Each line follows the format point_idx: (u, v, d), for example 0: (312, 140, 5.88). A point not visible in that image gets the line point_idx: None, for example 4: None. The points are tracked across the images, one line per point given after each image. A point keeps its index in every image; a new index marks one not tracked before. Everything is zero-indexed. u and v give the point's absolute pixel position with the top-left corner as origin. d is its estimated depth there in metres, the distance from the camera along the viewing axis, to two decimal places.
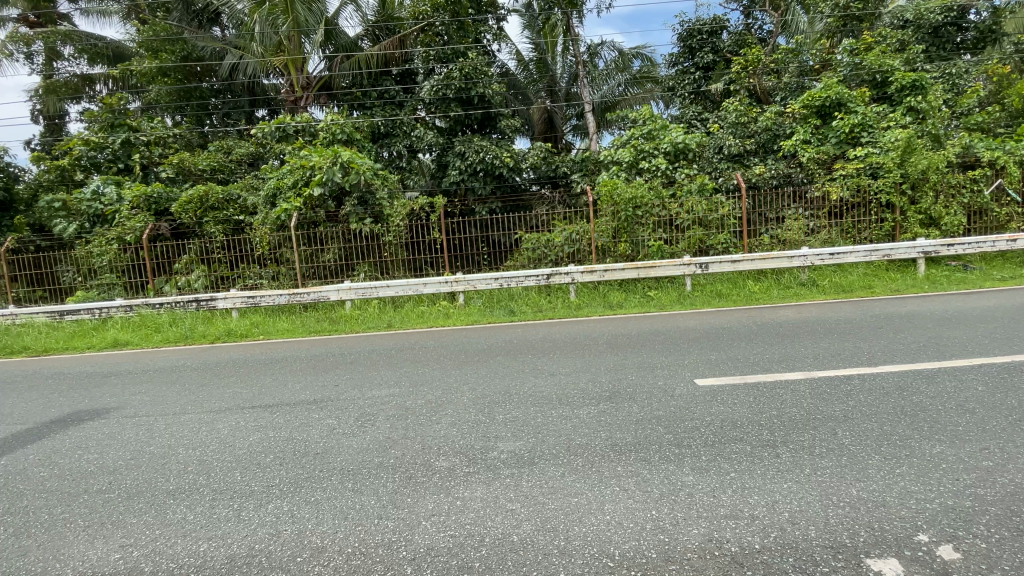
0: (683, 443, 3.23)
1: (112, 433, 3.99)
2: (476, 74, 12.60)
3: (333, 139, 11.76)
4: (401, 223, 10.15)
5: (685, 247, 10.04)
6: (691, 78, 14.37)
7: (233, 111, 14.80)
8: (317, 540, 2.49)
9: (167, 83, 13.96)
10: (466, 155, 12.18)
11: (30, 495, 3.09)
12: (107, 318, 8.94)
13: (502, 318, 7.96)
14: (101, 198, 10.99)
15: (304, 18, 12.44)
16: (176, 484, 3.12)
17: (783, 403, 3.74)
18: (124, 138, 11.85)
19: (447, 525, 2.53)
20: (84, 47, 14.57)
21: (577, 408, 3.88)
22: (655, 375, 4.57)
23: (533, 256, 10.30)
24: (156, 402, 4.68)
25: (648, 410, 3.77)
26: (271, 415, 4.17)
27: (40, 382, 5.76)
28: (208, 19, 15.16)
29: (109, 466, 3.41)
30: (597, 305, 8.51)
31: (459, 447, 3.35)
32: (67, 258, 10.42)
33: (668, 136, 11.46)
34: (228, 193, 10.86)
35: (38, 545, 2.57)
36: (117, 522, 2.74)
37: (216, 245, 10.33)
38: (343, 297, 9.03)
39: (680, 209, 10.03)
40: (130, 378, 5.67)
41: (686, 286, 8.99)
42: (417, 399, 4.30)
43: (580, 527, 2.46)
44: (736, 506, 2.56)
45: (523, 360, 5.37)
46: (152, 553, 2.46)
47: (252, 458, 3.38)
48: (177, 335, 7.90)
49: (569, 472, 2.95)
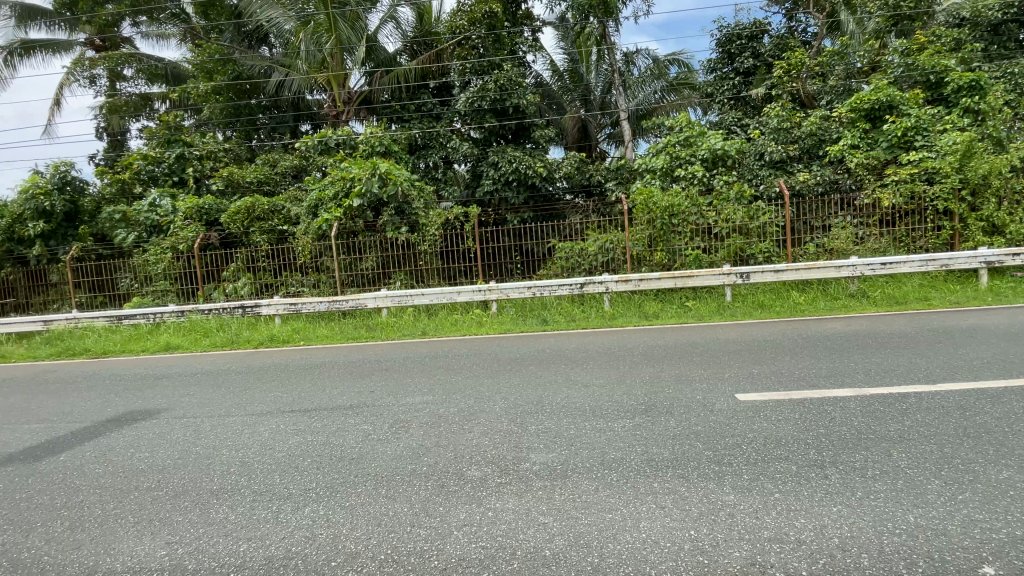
0: (724, 460, 3.11)
1: (162, 433, 4.19)
2: (511, 86, 12.77)
3: (372, 152, 12.19)
4: (436, 232, 10.38)
5: (724, 256, 9.80)
6: (729, 84, 14.02)
7: (279, 126, 15.52)
8: (351, 545, 2.51)
9: (219, 101, 14.63)
10: (499, 166, 12.36)
11: (86, 491, 3.25)
12: (160, 323, 9.40)
13: (534, 328, 7.92)
14: (157, 209, 11.68)
15: (347, 36, 12.86)
16: (219, 484, 3.23)
17: (831, 421, 3.55)
18: (179, 153, 12.65)
19: (478, 536, 2.51)
20: (144, 67, 15.62)
21: (612, 421, 3.80)
22: (692, 389, 4.42)
23: (567, 264, 10.28)
24: (203, 404, 4.89)
25: (687, 425, 3.65)
26: (309, 419, 4.29)
27: (97, 383, 6.09)
28: (257, 39, 16.00)
29: (157, 465, 3.56)
30: (632, 315, 8.38)
31: (491, 456, 3.34)
32: (125, 267, 10.97)
33: (705, 143, 11.27)
34: (273, 204, 11.36)
35: (91, 540, 2.69)
36: (164, 520, 2.85)
37: (261, 253, 10.70)
38: (380, 305, 9.22)
39: (718, 217, 9.84)
40: (179, 381, 5.92)
41: (726, 297, 8.78)
42: (449, 407, 4.32)
43: (614, 544, 2.40)
44: (780, 529, 2.43)
45: (556, 370, 5.34)
46: (196, 552, 2.54)
47: (291, 461, 3.47)
48: (224, 340, 8.23)
49: (603, 487, 2.89)
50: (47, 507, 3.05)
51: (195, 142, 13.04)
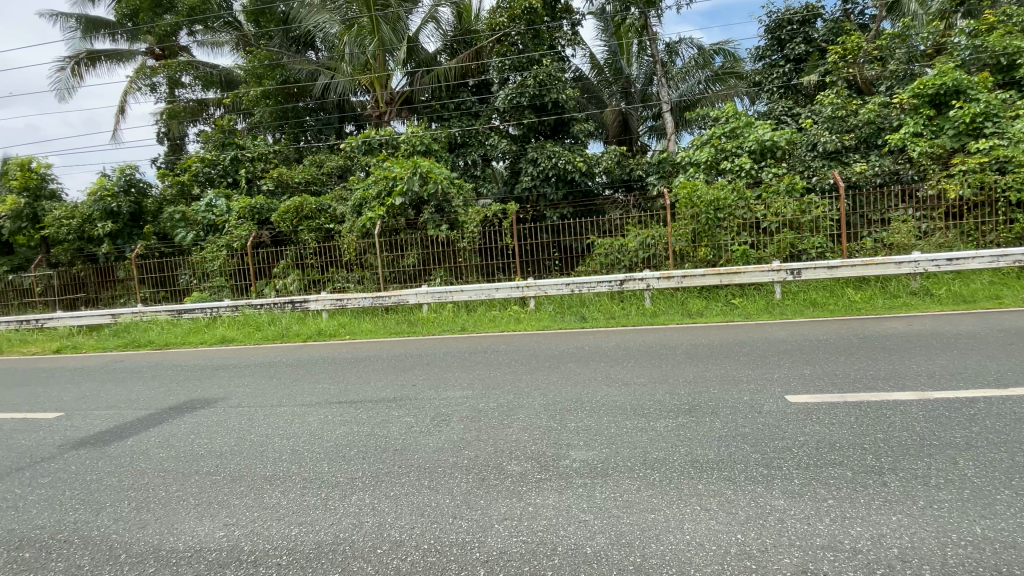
0: (773, 463, 3.00)
1: (219, 421, 4.43)
2: (550, 81, 12.73)
3: (413, 151, 12.43)
4: (475, 229, 10.49)
5: (774, 252, 9.43)
6: (779, 71, 13.42)
7: (325, 128, 16.06)
8: (395, 534, 2.59)
9: (269, 105, 15.22)
10: (538, 162, 12.33)
11: (152, 474, 3.49)
12: (217, 317, 9.95)
13: (573, 325, 7.88)
14: (213, 209, 12.34)
15: (389, 37, 13.13)
16: (272, 471, 3.39)
17: (890, 426, 3.36)
18: (233, 156, 13.31)
19: (519, 530, 2.53)
20: (200, 74, 16.48)
21: (654, 420, 3.74)
22: (739, 390, 4.28)
23: (606, 261, 10.17)
24: (256, 394, 5.15)
25: (733, 426, 3.54)
26: (355, 410, 4.43)
27: (160, 372, 6.52)
28: (303, 44, 16.56)
29: (215, 451, 3.78)
30: (674, 312, 8.20)
31: (531, 452, 3.35)
32: (185, 264, 11.64)
33: (753, 134, 10.89)
34: (320, 203, 11.76)
35: (156, 520, 2.89)
36: (222, 503, 3.02)
37: (309, 251, 11.14)
38: (421, 301, 9.42)
39: (766, 211, 9.49)
40: (233, 372, 6.24)
41: (776, 294, 8.45)
42: (489, 402, 4.36)
43: (657, 545, 2.36)
44: (834, 537, 2.33)
45: (596, 367, 5.29)
46: (252, 534, 2.68)
47: (338, 451, 3.61)
48: (275, 333, 8.63)
49: (645, 486, 2.85)
50: (116, 488, 3.29)
51: (247, 144, 13.68)
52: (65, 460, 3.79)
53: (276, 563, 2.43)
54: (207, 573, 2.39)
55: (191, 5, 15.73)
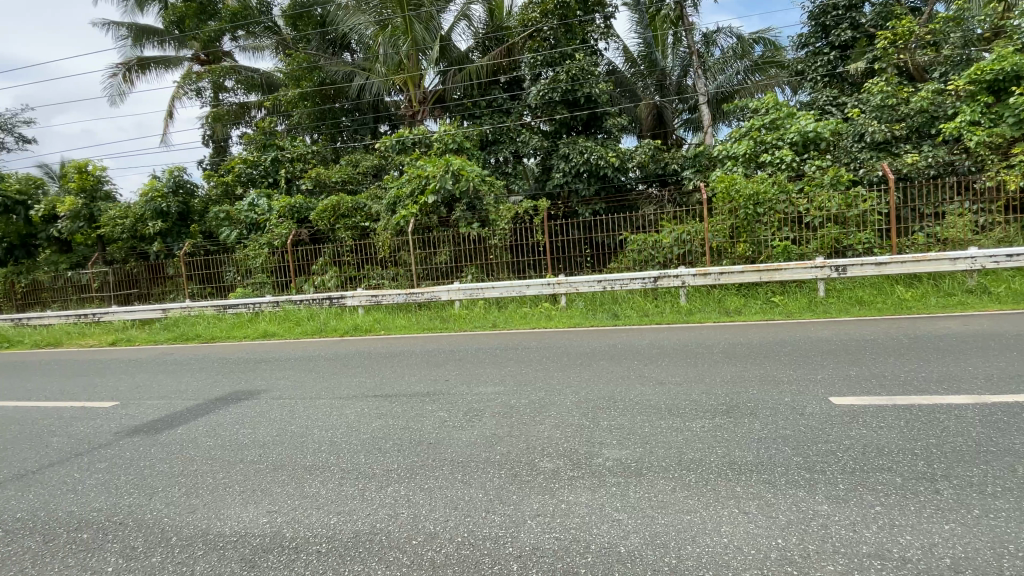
0: (816, 467, 2.90)
1: (262, 412, 4.62)
2: (583, 76, 12.63)
3: (445, 149, 12.55)
4: (506, 226, 10.52)
5: (817, 248, 9.07)
6: (824, 59, 12.85)
7: (360, 128, 16.45)
8: (429, 526, 2.63)
9: (306, 107, 15.61)
10: (570, 158, 12.24)
11: (200, 461, 3.66)
12: (259, 312, 10.36)
13: (606, 322, 7.80)
14: (255, 209, 12.81)
15: (423, 37, 13.27)
16: (312, 461, 3.51)
17: (944, 431, 3.18)
18: (274, 156, 13.78)
19: (552, 527, 2.54)
20: (242, 79, 17.07)
21: (690, 420, 3.66)
22: (779, 390, 4.14)
23: (640, 258, 10.01)
24: (296, 386, 5.33)
25: (773, 428, 3.44)
26: (391, 404, 4.53)
27: (207, 365, 6.84)
28: (340, 46, 16.97)
29: (258, 441, 3.94)
30: (711, 310, 8.01)
31: (563, 449, 3.35)
32: (229, 261, 12.15)
33: (795, 125, 10.50)
34: (356, 202, 12.02)
35: (203, 505, 3.03)
36: (265, 490, 3.15)
37: (346, 249, 11.46)
38: (453, 297, 9.53)
39: (809, 205, 9.13)
40: (275, 365, 6.48)
41: (819, 292, 8.13)
42: (521, 399, 4.38)
43: (692, 547, 2.32)
44: (881, 545, 2.23)
45: (629, 366, 5.22)
46: (293, 521, 2.78)
47: (374, 443, 3.70)
48: (314, 328, 8.91)
49: (680, 487, 2.80)
50: (167, 474, 3.48)
51: (287, 145, 14.12)
52: (121, 447, 4.03)
53: (316, 550, 2.52)
54: (251, 558, 2.50)
55: (234, 11, 16.43)
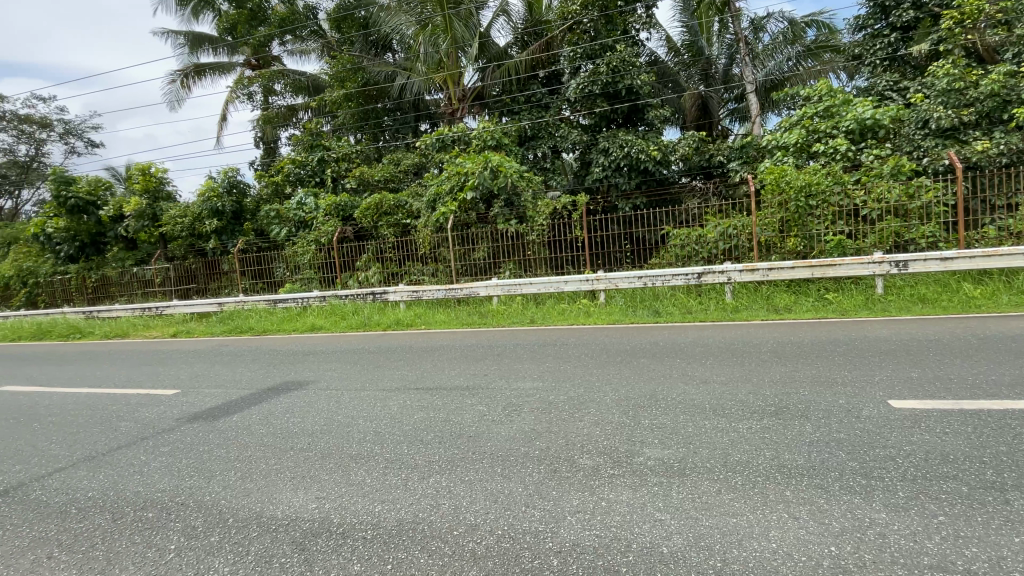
0: (872, 473, 2.76)
1: (311, 402, 4.83)
2: (624, 67, 12.39)
3: (484, 146, 12.59)
4: (543, 222, 10.50)
5: (874, 242, 8.56)
6: (883, 42, 12.01)
7: (402, 127, 16.85)
8: (471, 517, 2.69)
9: (351, 107, 16.04)
10: (610, 152, 12.05)
11: (255, 447, 3.88)
12: (307, 307, 10.81)
13: (646, 319, 7.66)
14: (303, 207, 13.34)
15: (462, 34, 13.24)
16: (358, 450, 3.64)
17: (1016, 439, 2.96)
18: (321, 157, 14.29)
19: (592, 524, 2.53)
20: (289, 82, 17.67)
21: (736, 421, 3.56)
22: (832, 392, 3.96)
23: (682, 253, 9.74)
24: (343, 378, 5.55)
25: (825, 431, 3.29)
26: (432, 396, 4.64)
27: (260, 356, 7.22)
28: (382, 47, 17.41)
29: (308, 429, 4.13)
30: (758, 308, 7.70)
31: (603, 447, 3.33)
32: (280, 258, 12.73)
33: (851, 112, 9.92)
34: (398, 200, 12.29)
35: (259, 489, 3.22)
36: (314, 477, 3.30)
37: (388, 246, 11.78)
38: (491, 293, 9.62)
39: (866, 197, 8.60)
40: (322, 357, 6.76)
41: (877, 289, 7.67)
42: (560, 395, 4.38)
43: (738, 551, 2.26)
44: (946, 558, 2.10)
45: (671, 364, 5.11)
46: (341, 508, 2.91)
47: (416, 434, 3.80)
48: (358, 322, 9.22)
49: (725, 489, 2.73)
50: (224, 459, 3.70)
51: (333, 146, 14.61)
52: (184, 432, 4.32)
53: (362, 536, 2.62)
54: (303, 540, 2.63)
55: (283, 16, 17.22)
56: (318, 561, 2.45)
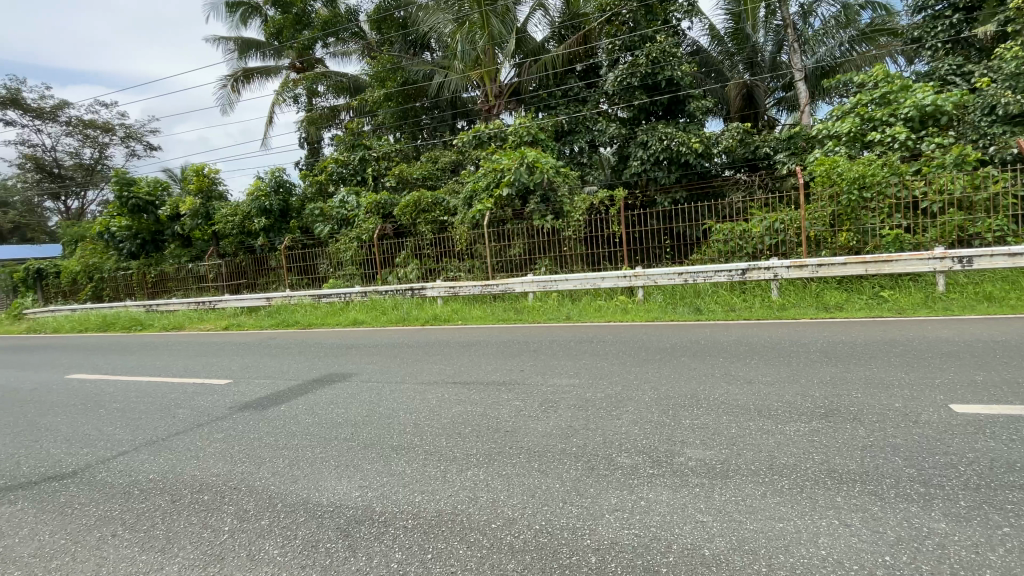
0: (931, 481, 2.60)
1: (353, 393, 4.99)
2: (664, 58, 12.07)
3: (520, 142, 12.53)
4: (580, 218, 10.41)
5: (935, 237, 8.04)
6: (945, 23, 11.20)
7: (440, 126, 17.10)
8: (508, 511, 2.71)
9: (390, 107, 16.37)
10: (649, 145, 11.81)
11: (302, 436, 4.04)
12: (349, 302, 11.15)
13: (686, 317, 7.49)
14: (345, 205, 13.75)
15: (499, 29, 13.33)
16: (398, 442, 3.73)
17: None
18: (362, 156, 14.68)
19: (631, 523, 2.50)
20: (332, 83, 18.28)
21: (783, 423, 3.43)
22: (887, 394, 3.76)
23: (725, 248, 9.41)
24: (383, 371, 5.69)
25: (879, 436, 3.13)
26: (469, 391, 4.70)
27: (306, 349, 7.51)
28: (420, 45, 17.63)
29: (350, 420, 4.26)
30: (806, 306, 7.38)
31: (642, 446, 3.28)
32: (323, 255, 13.16)
33: (910, 98, 9.33)
34: (436, 198, 12.47)
35: (305, 476, 3.35)
36: (357, 466, 3.41)
37: (426, 242, 11.95)
38: (527, 290, 9.63)
39: (927, 188, 8.07)
40: (363, 351, 6.96)
41: (938, 287, 7.20)
42: (597, 392, 4.35)
43: (785, 556, 2.18)
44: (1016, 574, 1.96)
45: (713, 363, 4.98)
46: (383, 496, 2.99)
47: (454, 428, 3.86)
48: (398, 317, 9.43)
49: (771, 492, 2.65)
50: (273, 446, 3.88)
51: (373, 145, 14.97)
52: (236, 420, 4.55)
53: (402, 525, 2.68)
54: (346, 527, 2.72)
55: (325, 19, 17.88)
56: (361, 547, 2.53)
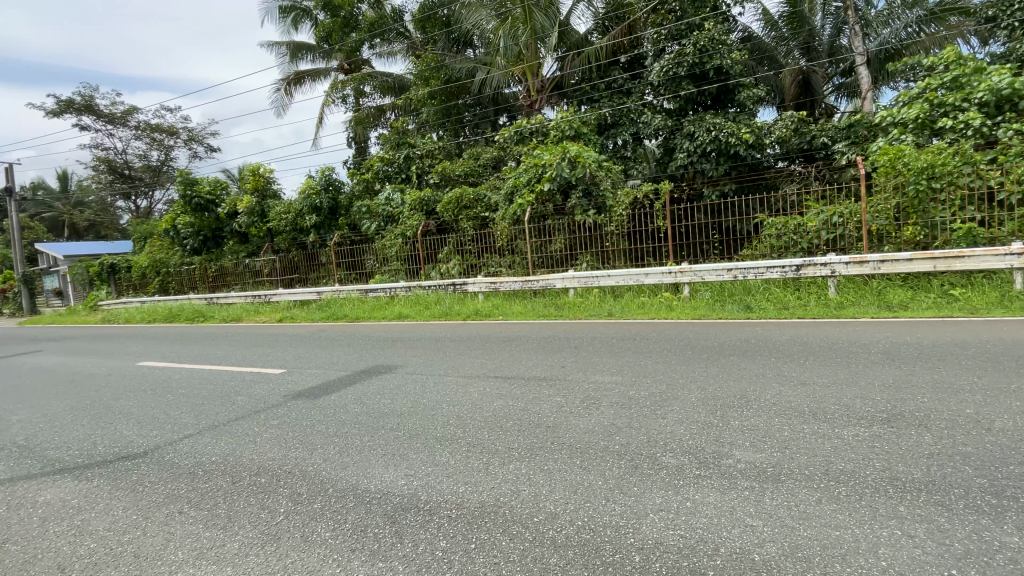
0: (1009, 493, 2.41)
1: (399, 385, 5.13)
2: (713, 46, 11.66)
3: (563, 137, 12.47)
4: (623, 213, 10.24)
5: (1014, 230, 7.42)
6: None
7: (482, 122, 17.23)
8: (551, 506, 2.71)
9: (434, 105, 16.67)
10: (695, 136, 11.47)
11: (350, 425, 4.19)
12: (394, 296, 11.46)
13: (735, 315, 7.24)
14: (390, 202, 14.12)
15: (542, 22, 12.96)
16: (442, 433, 3.81)
17: None
18: (406, 154, 15.01)
19: (676, 524, 2.46)
20: (378, 83, 18.78)
21: (840, 427, 3.26)
22: (957, 399, 3.51)
23: (778, 243, 8.97)
24: (427, 364, 5.83)
25: (948, 443, 2.92)
26: (511, 385, 4.74)
27: (354, 341, 7.79)
28: (463, 43, 17.80)
29: (396, 411, 4.39)
30: (866, 304, 6.97)
31: (688, 446, 3.21)
32: (370, 250, 13.56)
33: (986, 81, 8.60)
34: (478, 194, 12.58)
35: (353, 464, 3.48)
36: (403, 455, 3.51)
37: (468, 238, 12.04)
38: (568, 285, 9.59)
39: (1006, 178, 7.43)
40: (408, 344, 7.14)
41: (1016, 284, 6.64)
42: (641, 390, 4.28)
43: (841, 566, 2.08)
44: None
45: (763, 363, 4.79)
46: (428, 486, 3.07)
47: (497, 421, 3.91)
48: (440, 312, 9.60)
49: (826, 499, 2.53)
50: (324, 434, 4.05)
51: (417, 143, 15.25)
52: (290, 408, 4.77)
53: (447, 515, 2.74)
54: (393, 514, 2.80)
55: (371, 20, 18.26)
56: (407, 534, 2.60)
